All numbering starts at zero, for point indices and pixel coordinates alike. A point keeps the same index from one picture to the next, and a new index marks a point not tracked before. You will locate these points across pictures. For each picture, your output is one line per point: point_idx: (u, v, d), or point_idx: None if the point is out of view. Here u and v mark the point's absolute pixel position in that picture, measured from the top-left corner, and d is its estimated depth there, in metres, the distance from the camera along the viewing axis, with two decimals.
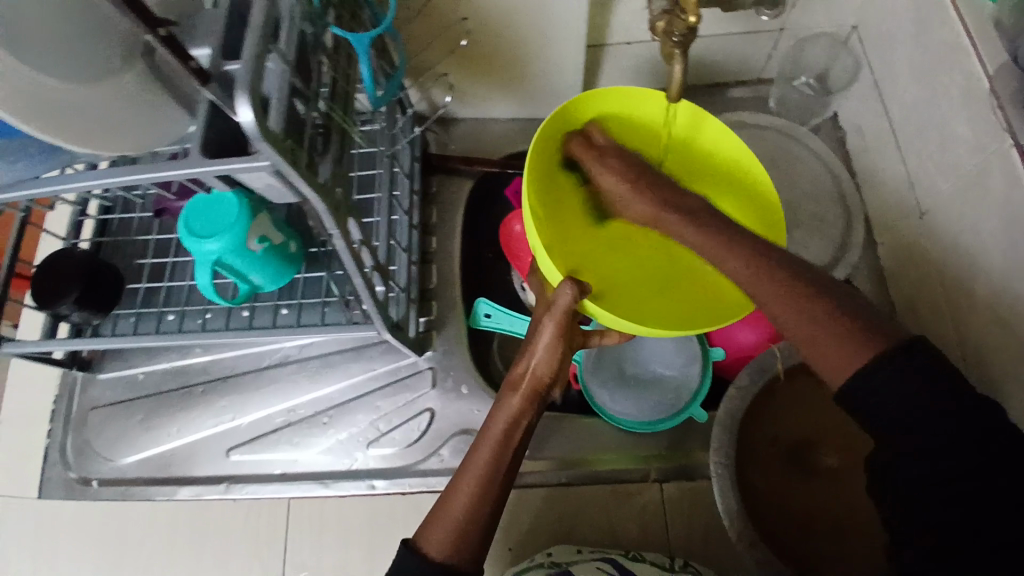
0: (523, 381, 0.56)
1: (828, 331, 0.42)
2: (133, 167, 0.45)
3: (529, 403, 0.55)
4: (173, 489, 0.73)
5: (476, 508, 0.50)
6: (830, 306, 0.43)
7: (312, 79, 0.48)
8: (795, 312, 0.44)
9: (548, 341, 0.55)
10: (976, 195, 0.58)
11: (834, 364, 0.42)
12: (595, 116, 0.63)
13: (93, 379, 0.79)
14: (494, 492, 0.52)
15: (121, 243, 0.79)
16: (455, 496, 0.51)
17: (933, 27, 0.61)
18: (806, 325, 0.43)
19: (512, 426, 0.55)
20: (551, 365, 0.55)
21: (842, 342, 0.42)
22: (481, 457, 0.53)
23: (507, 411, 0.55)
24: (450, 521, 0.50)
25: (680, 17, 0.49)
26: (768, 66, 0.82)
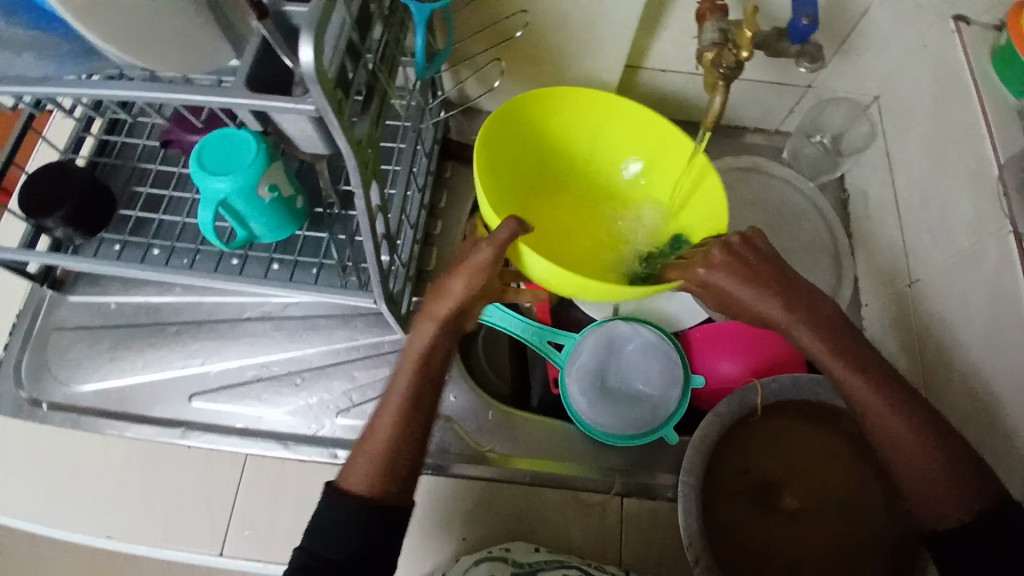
0: (443, 310, 0.55)
1: (935, 472, 0.49)
2: (162, 86, 0.43)
3: (444, 333, 0.56)
4: (126, 426, 0.70)
5: (397, 438, 0.53)
6: (947, 449, 0.50)
7: (365, 37, 0.48)
8: (918, 453, 0.50)
9: (467, 280, 0.54)
10: (966, 272, 0.62)
11: (936, 509, 0.49)
12: (554, 111, 0.69)
13: (62, 300, 0.76)
14: (416, 419, 0.54)
15: (117, 167, 0.76)
16: (377, 429, 0.54)
17: (954, 109, 0.65)
18: (924, 470, 0.50)
19: (425, 353, 0.55)
20: (470, 295, 0.54)
21: (952, 493, 0.48)
22: (403, 384, 0.55)
23: (423, 337, 0.56)
24: (372, 457, 0.52)
25: (731, 51, 0.52)
26: (788, 119, 0.86)
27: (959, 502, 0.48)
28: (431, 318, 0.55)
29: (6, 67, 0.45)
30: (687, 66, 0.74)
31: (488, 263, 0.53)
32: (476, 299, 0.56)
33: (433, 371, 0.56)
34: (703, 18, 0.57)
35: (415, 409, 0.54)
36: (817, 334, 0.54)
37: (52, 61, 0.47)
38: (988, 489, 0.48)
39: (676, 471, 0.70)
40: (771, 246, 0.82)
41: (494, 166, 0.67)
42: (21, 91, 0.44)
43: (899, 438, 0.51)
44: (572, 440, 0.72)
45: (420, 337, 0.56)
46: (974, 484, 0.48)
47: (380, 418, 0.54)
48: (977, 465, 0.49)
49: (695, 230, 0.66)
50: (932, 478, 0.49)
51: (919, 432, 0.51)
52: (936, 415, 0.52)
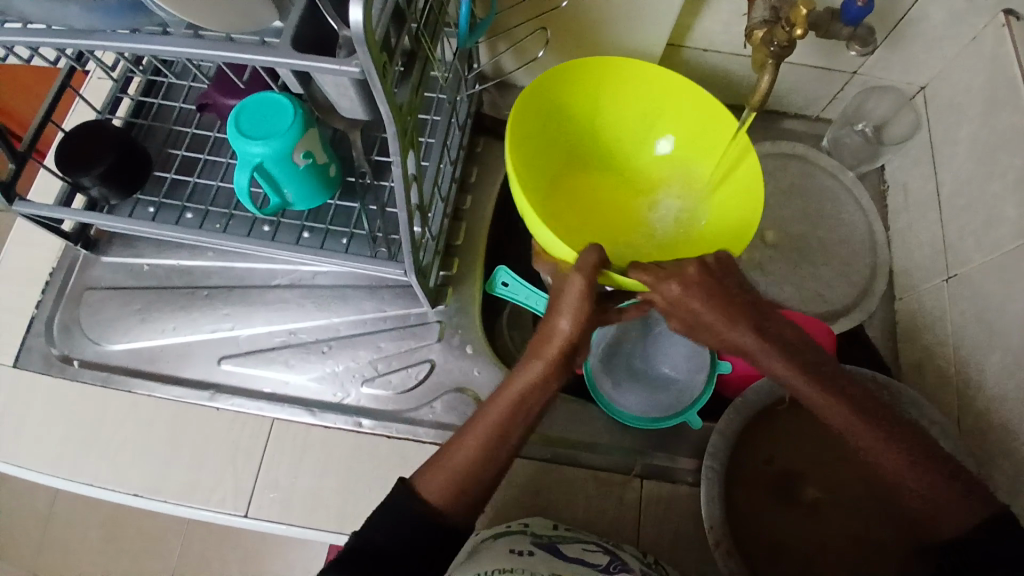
0: (548, 347, 0.55)
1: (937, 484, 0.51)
2: (204, 42, 0.43)
3: (553, 373, 0.55)
4: (156, 386, 0.71)
5: (480, 463, 0.53)
6: (939, 465, 0.51)
7: (410, 1, 0.47)
8: (916, 478, 0.51)
9: (575, 308, 0.54)
10: (1008, 268, 0.60)
11: (944, 522, 0.50)
12: (601, 74, 0.67)
13: (95, 260, 0.77)
14: (503, 448, 0.54)
15: (153, 129, 0.77)
16: (457, 448, 0.53)
17: (1003, 100, 0.63)
18: (916, 477, 0.51)
19: (531, 393, 0.54)
20: (580, 334, 0.54)
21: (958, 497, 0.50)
22: (493, 415, 0.54)
23: (526, 374, 0.55)
24: (451, 472, 0.52)
25: (783, 29, 0.51)
26: (829, 106, 0.84)
27: (965, 512, 0.50)
28: (539, 356, 0.55)
29: (55, 18, 0.47)
30: (729, 46, 0.73)
31: (585, 294, 0.54)
32: (585, 336, 0.55)
33: (530, 409, 0.55)
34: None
35: (504, 438, 0.54)
36: (783, 349, 0.52)
37: (98, 15, 0.47)
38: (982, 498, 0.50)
39: (697, 457, 0.69)
40: (804, 235, 0.81)
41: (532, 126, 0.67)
42: (65, 43, 0.44)
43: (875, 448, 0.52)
44: (594, 420, 0.72)
45: (524, 371, 0.55)
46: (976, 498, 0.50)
47: (461, 438, 0.54)
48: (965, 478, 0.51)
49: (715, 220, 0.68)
50: (941, 503, 0.50)
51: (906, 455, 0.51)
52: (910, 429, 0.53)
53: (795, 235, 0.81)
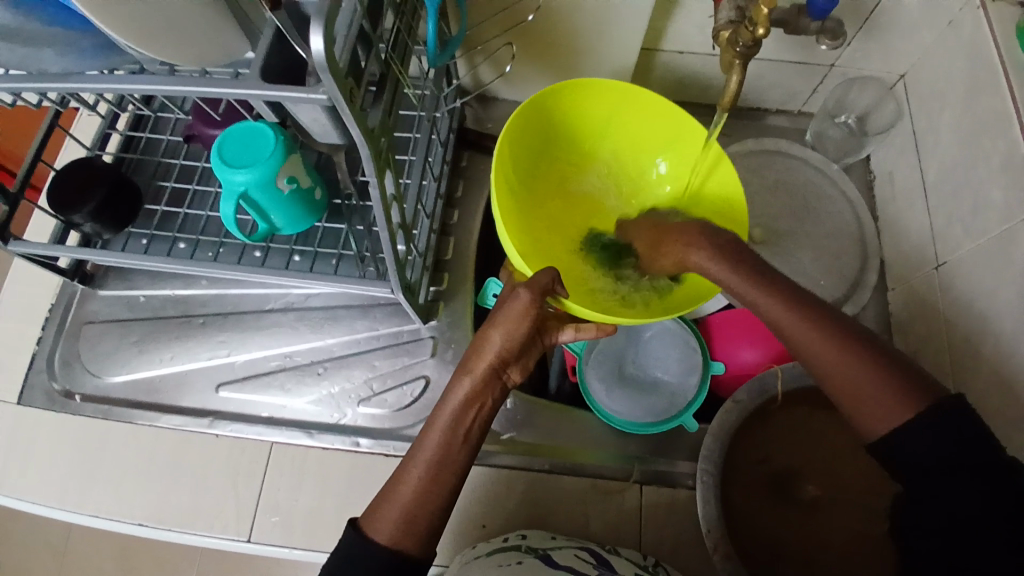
0: (478, 364, 0.55)
1: (866, 386, 0.47)
2: (175, 79, 0.44)
3: (483, 387, 0.55)
4: (156, 416, 0.72)
5: (426, 491, 0.51)
6: (878, 360, 0.48)
7: (377, 24, 0.48)
8: (845, 365, 0.48)
9: (509, 324, 0.55)
10: (995, 252, 0.60)
11: (877, 419, 0.46)
12: (591, 105, 0.68)
13: (92, 294, 0.79)
14: (445, 475, 0.52)
15: (143, 162, 0.79)
16: (402, 480, 0.52)
17: (981, 86, 0.63)
18: (851, 374, 0.48)
19: (464, 410, 0.54)
20: (512, 346, 0.55)
21: (887, 398, 0.46)
22: (432, 441, 0.53)
23: (459, 394, 0.54)
24: (400, 504, 0.51)
25: (747, 29, 0.51)
26: (811, 99, 0.84)
27: (901, 400, 0.46)
28: (469, 372, 0.55)
29: (31, 63, 0.47)
30: (704, 47, 0.73)
31: (524, 312, 0.54)
32: (519, 350, 0.56)
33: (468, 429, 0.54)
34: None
35: (444, 463, 0.52)
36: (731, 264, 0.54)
37: (73, 57, 0.49)
38: (925, 384, 0.47)
39: (695, 459, 0.69)
40: (794, 230, 0.81)
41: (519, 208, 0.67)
42: (44, 87, 0.45)
43: (821, 351, 0.49)
44: (590, 428, 0.72)
45: (457, 390, 0.55)
46: (914, 385, 0.46)
47: (405, 471, 0.52)
48: (907, 366, 0.48)
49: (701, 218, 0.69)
50: (874, 391, 0.47)
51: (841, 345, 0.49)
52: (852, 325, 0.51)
53: (785, 231, 0.81)
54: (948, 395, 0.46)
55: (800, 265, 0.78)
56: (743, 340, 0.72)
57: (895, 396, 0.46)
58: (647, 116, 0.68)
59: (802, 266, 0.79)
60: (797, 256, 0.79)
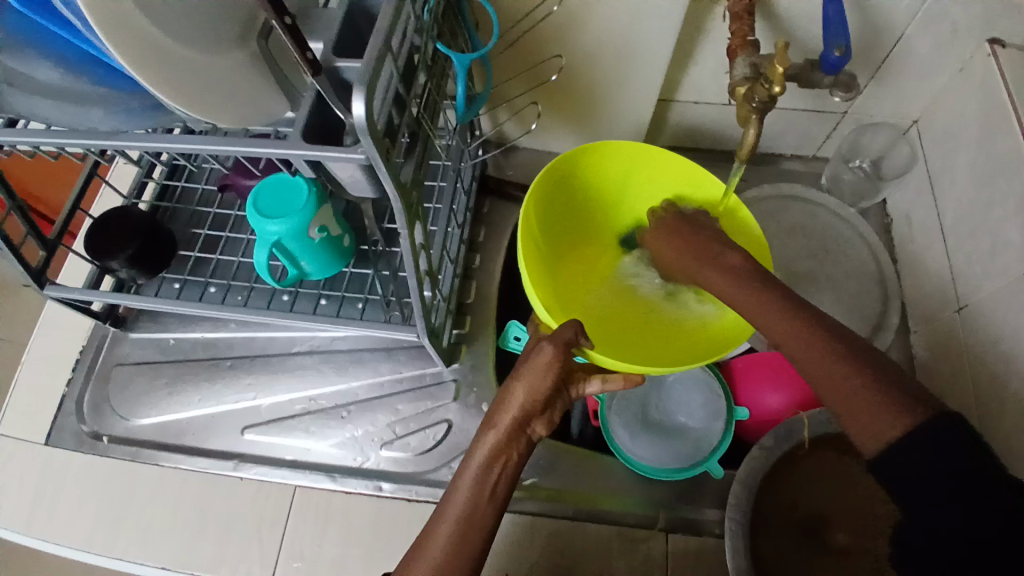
0: (501, 418, 0.56)
1: (849, 394, 0.47)
2: (221, 138, 0.46)
3: (506, 441, 0.56)
4: (183, 458, 0.73)
5: (452, 549, 0.52)
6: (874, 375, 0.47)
7: (411, 86, 0.50)
8: (839, 379, 0.48)
9: (531, 377, 0.56)
10: (1017, 295, 0.60)
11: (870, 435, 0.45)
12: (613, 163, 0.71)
13: (124, 337, 0.81)
14: (472, 531, 0.53)
15: (178, 211, 0.82)
16: (432, 537, 0.53)
17: (994, 131, 0.64)
18: (832, 381, 0.48)
19: (490, 465, 0.55)
20: (537, 400, 0.56)
21: (877, 410, 0.45)
22: (458, 497, 0.54)
23: (483, 450, 0.56)
24: (427, 562, 0.52)
25: (763, 86, 0.53)
26: (825, 144, 0.86)
27: (892, 414, 0.44)
28: (493, 425, 0.56)
29: (77, 121, 0.50)
30: (719, 97, 0.75)
31: (547, 365, 0.55)
32: (545, 402, 0.57)
33: (494, 484, 0.55)
34: (733, 53, 0.58)
35: (471, 519, 0.53)
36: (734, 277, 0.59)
37: (120, 116, 0.51)
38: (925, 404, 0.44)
39: (720, 505, 0.69)
40: (812, 272, 0.81)
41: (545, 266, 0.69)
42: (94, 145, 0.48)
43: (815, 360, 0.50)
44: (614, 472, 0.72)
45: (483, 443, 0.56)
46: (911, 400, 0.45)
47: (433, 529, 0.54)
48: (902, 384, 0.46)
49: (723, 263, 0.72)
50: (867, 406, 0.45)
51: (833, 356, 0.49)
52: (856, 345, 0.50)
53: (803, 275, 0.82)
54: (942, 411, 0.43)
55: (821, 308, 0.79)
56: (766, 384, 0.72)
57: (889, 408, 0.45)
58: (665, 172, 0.72)
59: (823, 308, 0.79)
60: (817, 299, 0.80)
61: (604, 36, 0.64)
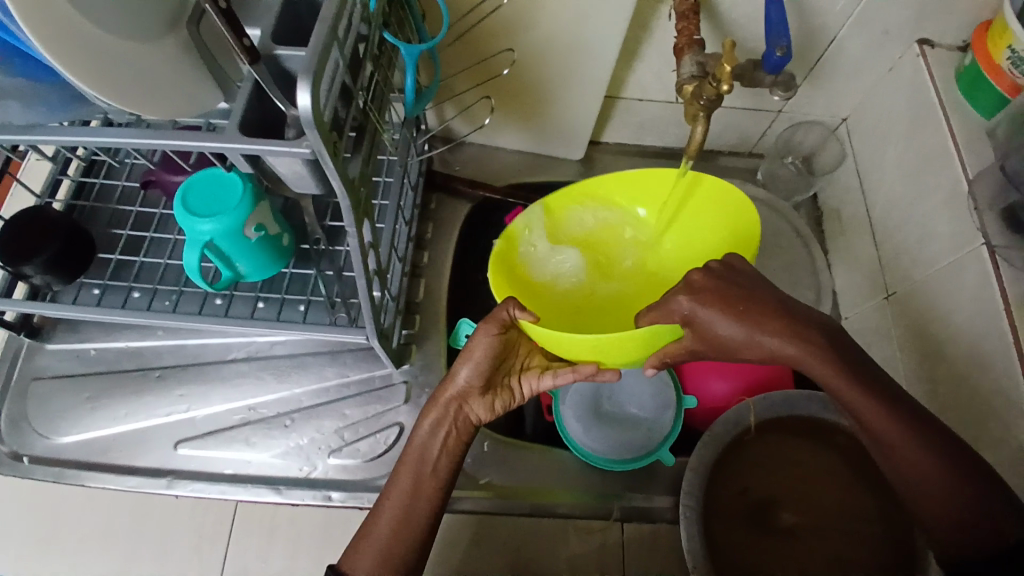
0: (444, 396, 0.56)
1: (946, 506, 0.48)
2: (151, 131, 0.42)
3: (445, 416, 0.57)
4: (111, 478, 0.68)
5: (398, 528, 0.54)
6: (970, 481, 0.48)
7: (358, 76, 0.48)
8: (931, 484, 0.49)
9: (475, 357, 0.55)
10: (944, 282, 0.64)
11: (948, 537, 0.49)
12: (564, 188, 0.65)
13: (38, 349, 0.74)
14: (418, 509, 0.54)
15: (96, 210, 0.75)
16: (380, 515, 0.55)
17: (920, 127, 0.68)
18: (937, 493, 0.49)
19: (431, 444, 0.56)
20: (478, 379, 0.56)
21: (965, 523, 0.48)
22: (404, 476, 0.56)
23: (427, 428, 0.56)
24: (375, 543, 0.53)
25: (711, 85, 0.53)
26: (761, 141, 0.88)
27: (976, 526, 0.47)
28: (433, 403, 0.57)
29: None
30: (663, 94, 0.76)
31: (483, 348, 0.55)
32: (489, 380, 0.56)
33: (439, 459, 0.56)
34: (680, 52, 0.58)
35: (417, 496, 0.55)
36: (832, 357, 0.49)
37: (39, 110, 0.46)
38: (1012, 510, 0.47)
39: (674, 494, 0.70)
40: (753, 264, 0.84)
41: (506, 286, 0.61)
42: (2, 137, 0.43)
43: (912, 459, 0.49)
44: (569, 468, 0.71)
45: (425, 420, 0.57)
46: (1000, 511, 0.47)
47: (380, 510, 0.55)
48: (995, 487, 0.48)
49: (710, 236, 0.65)
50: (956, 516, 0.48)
51: (931, 460, 0.49)
52: (948, 435, 0.50)
53: None
54: None
55: None
56: (713, 373, 0.74)
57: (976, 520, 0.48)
58: (617, 178, 0.66)
59: None
60: None
61: (554, 30, 0.63)
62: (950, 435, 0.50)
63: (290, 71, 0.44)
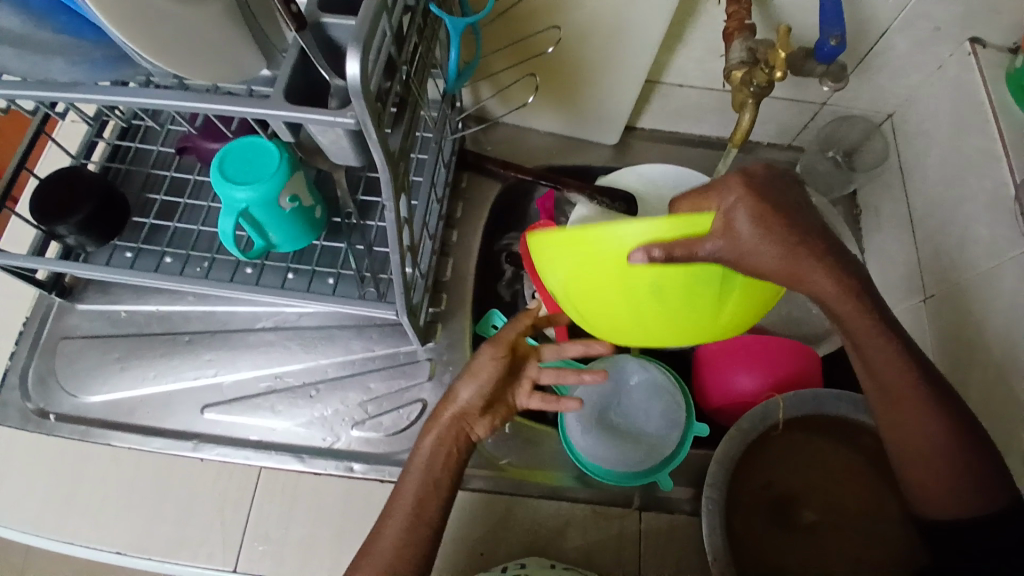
0: (445, 416, 0.59)
1: (941, 474, 0.53)
2: (194, 95, 0.42)
3: (449, 434, 0.59)
4: (139, 438, 0.69)
5: (404, 542, 0.55)
6: (967, 454, 0.52)
7: (403, 48, 0.47)
8: (936, 454, 0.52)
9: (475, 379, 0.59)
10: (983, 287, 0.62)
11: (941, 501, 0.53)
12: None
13: (71, 308, 0.75)
14: (424, 521, 0.56)
15: (131, 174, 0.76)
16: (384, 530, 0.56)
17: (969, 126, 0.66)
18: (936, 456, 0.53)
19: (434, 460, 0.58)
20: (479, 399, 0.59)
21: (961, 492, 0.52)
22: (409, 493, 0.57)
23: (429, 447, 0.59)
24: (381, 555, 0.55)
25: (762, 72, 0.54)
26: (801, 134, 0.86)
27: (972, 499, 0.52)
28: (435, 422, 0.59)
29: (37, 72, 0.45)
30: (703, 81, 0.75)
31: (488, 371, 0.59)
32: (489, 399, 0.60)
33: (442, 477, 0.58)
34: (730, 37, 0.57)
35: (420, 512, 0.57)
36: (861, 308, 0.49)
37: (84, 68, 0.46)
38: (1002, 481, 0.51)
39: (693, 485, 0.69)
40: None
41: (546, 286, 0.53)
42: (48, 96, 0.43)
43: (917, 424, 0.53)
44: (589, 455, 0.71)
45: (426, 439, 0.59)
46: (992, 482, 0.51)
47: (384, 524, 0.57)
48: (990, 453, 0.52)
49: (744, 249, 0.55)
50: (953, 485, 0.52)
51: (936, 432, 0.52)
52: (953, 400, 0.53)
53: None
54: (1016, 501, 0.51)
55: None
56: (740, 366, 0.72)
57: (970, 489, 0.52)
58: None
59: None
60: None
61: (596, 10, 0.62)
62: (952, 398, 0.53)
63: (336, 41, 0.44)
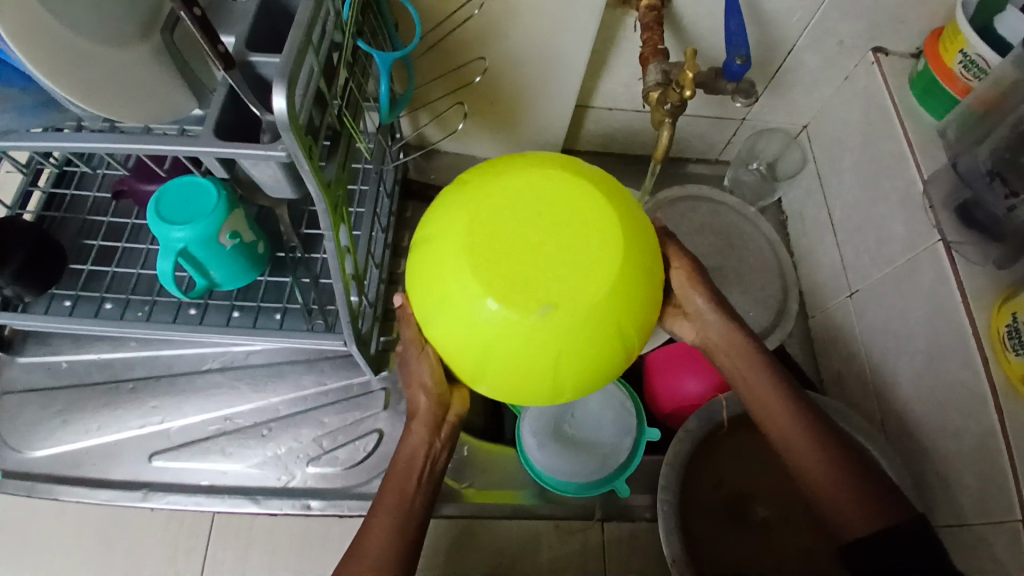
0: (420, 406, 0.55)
1: (836, 480, 0.49)
2: (125, 136, 0.42)
3: (434, 421, 0.55)
4: (86, 491, 0.67)
5: (394, 536, 0.51)
6: (853, 471, 0.49)
7: (332, 82, 0.49)
8: (824, 471, 0.50)
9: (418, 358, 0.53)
10: (902, 279, 0.66)
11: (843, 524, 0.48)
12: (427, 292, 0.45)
13: (10, 362, 0.72)
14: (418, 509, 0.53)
15: (68, 220, 0.74)
16: (372, 529, 0.51)
17: (876, 131, 0.71)
18: (825, 475, 0.50)
19: (423, 447, 0.55)
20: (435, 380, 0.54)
21: (857, 510, 0.47)
22: (396, 488, 0.53)
23: (415, 439, 0.55)
24: (368, 555, 0.50)
25: (675, 91, 0.59)
26: (727, 148, 0.91)
27: (868, 513, 0.47)
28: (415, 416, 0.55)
29: None
30: (631, 103, 0.78)
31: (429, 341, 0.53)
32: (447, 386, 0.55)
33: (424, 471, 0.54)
34: (646, 61, 0.60)
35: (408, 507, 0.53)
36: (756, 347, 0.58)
37: (13, 114, 0.46)
38: (897, 501, 0.48)
39: (651, 491, 0.71)
40: (725, 266, 0.84)
41: (523, 172, 0.44)
42: None
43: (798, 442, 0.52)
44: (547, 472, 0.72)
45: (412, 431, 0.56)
46: (886, 500, 0.48)
47: (372, 520, 0.52)
48: (879, 477, 0.49)
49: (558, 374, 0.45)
50: (850, 503, 0.48)
51: (824, 452, 0.51)
52: (837, 430, 0.53)
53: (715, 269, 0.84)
54: (916, 519, 0.46)
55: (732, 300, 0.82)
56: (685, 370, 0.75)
57: (862, 505, 0.48)
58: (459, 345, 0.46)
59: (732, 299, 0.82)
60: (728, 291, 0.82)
61: (523, 41, 0.65)
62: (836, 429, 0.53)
63: (265, 79, 0.45)
